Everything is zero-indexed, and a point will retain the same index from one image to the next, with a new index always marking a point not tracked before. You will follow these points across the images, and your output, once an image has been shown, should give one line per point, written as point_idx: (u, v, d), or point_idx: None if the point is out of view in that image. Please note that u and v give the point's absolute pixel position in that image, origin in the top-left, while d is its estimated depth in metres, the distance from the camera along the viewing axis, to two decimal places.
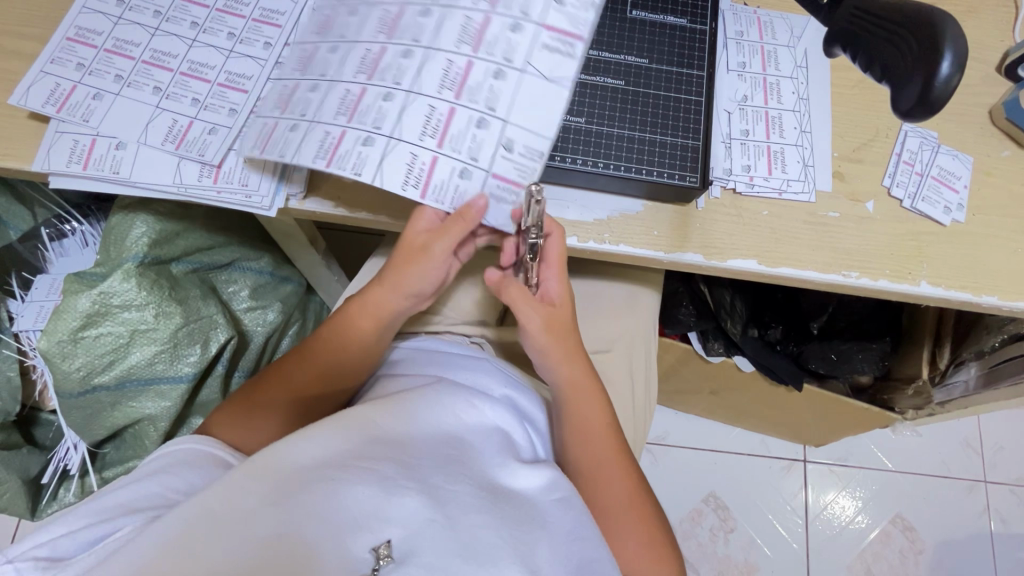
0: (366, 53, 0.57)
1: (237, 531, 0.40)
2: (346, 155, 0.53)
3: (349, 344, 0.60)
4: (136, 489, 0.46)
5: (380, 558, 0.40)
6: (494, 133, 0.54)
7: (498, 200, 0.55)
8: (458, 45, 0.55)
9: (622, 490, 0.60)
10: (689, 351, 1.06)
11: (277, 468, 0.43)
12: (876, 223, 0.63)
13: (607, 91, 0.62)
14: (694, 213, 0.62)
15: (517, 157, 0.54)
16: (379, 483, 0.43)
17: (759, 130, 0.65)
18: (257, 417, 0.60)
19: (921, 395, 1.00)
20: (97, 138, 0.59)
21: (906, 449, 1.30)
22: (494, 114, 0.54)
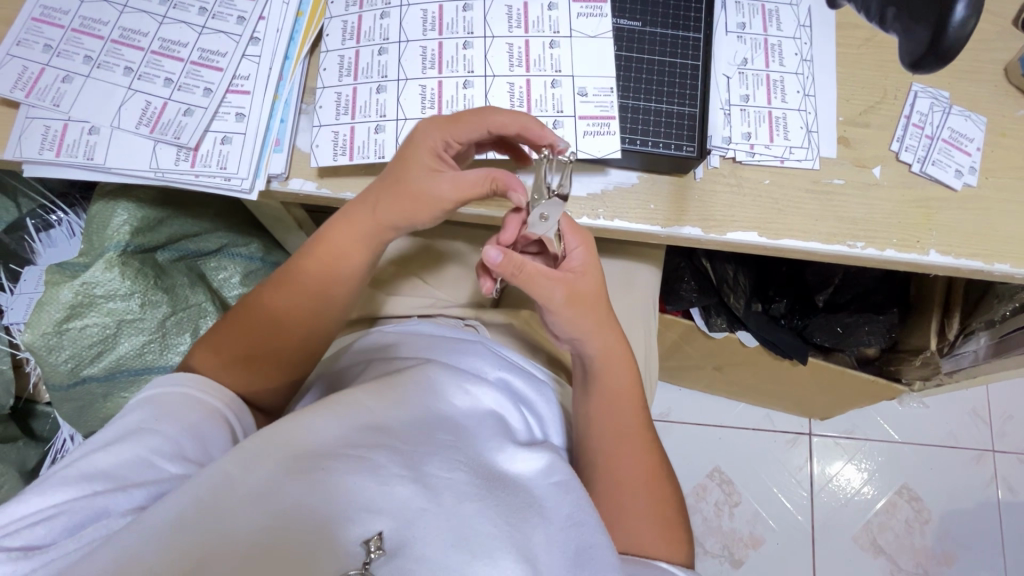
0: (341, 56, 0.59)
1: (224, 521, 0.39)
2: None
3: (326, 280, 0.56)
4: (119, 452, 0.44)
5: (371, 551, 0.38)
6: (568, 87, 0.57)
7: (598, 134, 0.56)
8: (512, 69, 0.57)
9: (646, 467, 0.58)
10: (692, 327, 1.04)
11: (271, 454, 0.42)
12: (883, 190, 0.60)
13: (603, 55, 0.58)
14: (692, 184, 0.59)
15: (594, 98, 0.57)
16: (371, 474, 0.42)
17: (760, 94, 0.62)
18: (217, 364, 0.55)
19: (928, 366, 0.98)
20: (69, 123, 0.57)
21: (912, 421, 1.29)
22: (565, 115, 0.57)
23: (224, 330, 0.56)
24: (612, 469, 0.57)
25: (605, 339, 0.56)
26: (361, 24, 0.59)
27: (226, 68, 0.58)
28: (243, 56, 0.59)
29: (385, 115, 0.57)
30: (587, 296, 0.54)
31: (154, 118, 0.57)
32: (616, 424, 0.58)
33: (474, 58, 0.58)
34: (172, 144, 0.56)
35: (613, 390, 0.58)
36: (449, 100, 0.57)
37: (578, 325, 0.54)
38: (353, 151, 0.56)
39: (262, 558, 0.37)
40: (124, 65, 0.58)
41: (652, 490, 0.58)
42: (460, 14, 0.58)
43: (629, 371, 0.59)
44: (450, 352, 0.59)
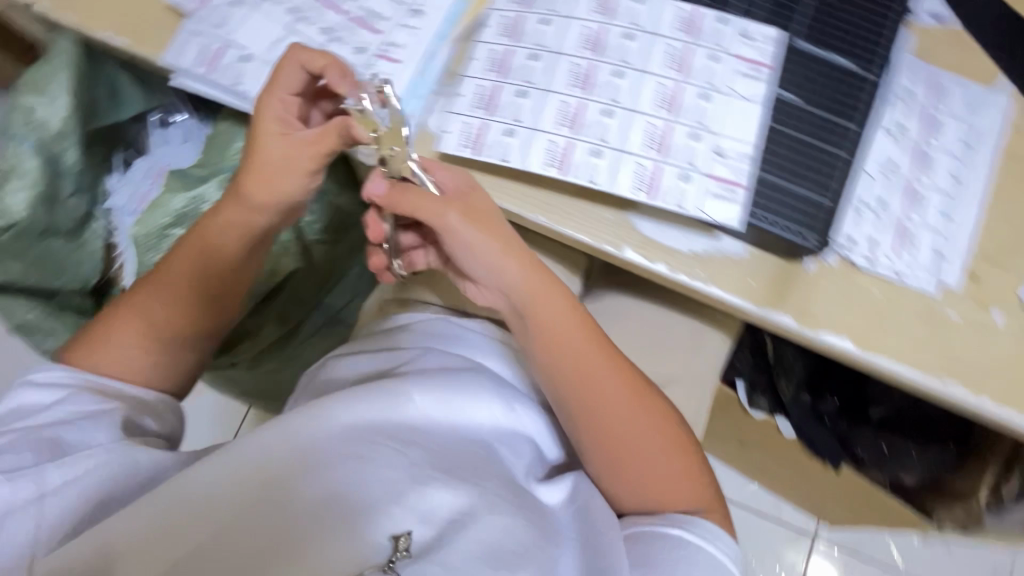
0: (492, 50, 0.59)
1: (264, 490, 0.42)
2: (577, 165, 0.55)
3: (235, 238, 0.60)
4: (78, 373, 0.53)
5: (399, 550, 0.40)
6: (707, 143, 0.56)
7: (723, 198, 0.55)
8: (656, 110, 0.56)
9: (662, 466, 0.54)
10: (733, 399, 1.02)
11: (298, 437, 0.44)
12: (1001, 337, 0.57)
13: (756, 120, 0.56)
14: (801, 274, 0.57)
15: (730, 161, 0.55)
16: (391, 469, 0.43)
17: (897, 202, 0.59)
18: (147, 332, 0.57)
19: (970, 515, 0.92)
20: (225, 46, 0.59)
21: (926, 559, 1.22)
22: (697, 171, 0.55)
23: (149, 311, 0.58)
24: (622, 462, 0.53)
25: (536, 286, 0.51)
26: (520, 24, 0.59)
27: (382, 33, 0.60)
28: (400, 25, 0.60)
29: (519, 120, 0.57)
30: (540, 287, 0.51)
31: None
32: (629, 416, 0.53)
33: (621, 90, 0.57)
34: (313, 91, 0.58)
35: (617, 387, 0.53)
36: (586, 124, 0.56)
37: (504, 266, 0.50)
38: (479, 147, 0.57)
39: (295, 536, 0.40)
40: (292, 6, 0.60)
41: (666, 470, 0.54)
42: (619, 41, 0.58)
43: (590, 339, 0.53)
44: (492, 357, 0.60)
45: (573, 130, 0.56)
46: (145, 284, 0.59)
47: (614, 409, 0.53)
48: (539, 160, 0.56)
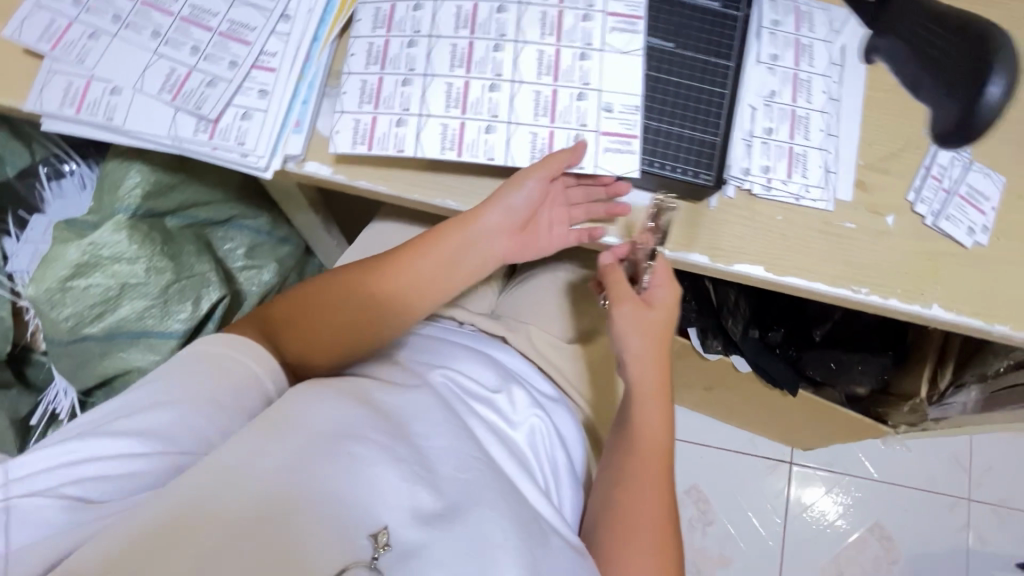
0: (371, 43, 0.58)
1: (362, 499, 0.40)
2: (475, 144, 0.56)
3: (432, 274, 0.58)
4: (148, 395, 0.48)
5: (379, 546, 0.38)
6: (594, 102, 0.57)
7: (619, 151, 0.57)
8: (540, 77, 0.57)
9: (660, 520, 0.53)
10: (687, 347, 1.06)
11: (386, 418, 0.47)
12: (894, 240, 0.61)
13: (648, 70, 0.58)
14: (705, 212, 0.60)
15: (619, 115, 0.57)
16: (473, 461, 0.47)
17: (782, 128, 0.62)
18: (293, 335, 0.56)
19: (916, 413, 1.00)
20: (91, 81, 0.56)
21: (890, 460, 1.41)
22: (587, 130, 0.57)
23: (307, 332, 0.56)
24: (623, 543, 0.51)
25: (643, 368, 0.59)
26: (393, 11, 0.59)
27: (256, 44, 0.58)
28: (272, 33, 0.58)
29: (409, 109, 0.57)
30: (650, 388, 0.58)
31: (176, 85, 0.57)
32: (636, 465, 0.55)
33: (504, 61, 0.57)
34: (193, 113, 0.56)
35: (645, 437, 0.56)
36: (479, 99, 0.57)
37: (631, 347, 0.59)
38: (371, 140, 0.57)
39: (361, 531, 0.39)
40: (152, 28, 0.58)
41: (660, 504, 0.54)
42: (493, 15, 0.58)
43: (661, 410, 0.58)
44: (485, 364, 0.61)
45: (449, 105, 0.57)
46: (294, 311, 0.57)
47: (649, 412, 0.57)
48: (437, 140, 0.56)
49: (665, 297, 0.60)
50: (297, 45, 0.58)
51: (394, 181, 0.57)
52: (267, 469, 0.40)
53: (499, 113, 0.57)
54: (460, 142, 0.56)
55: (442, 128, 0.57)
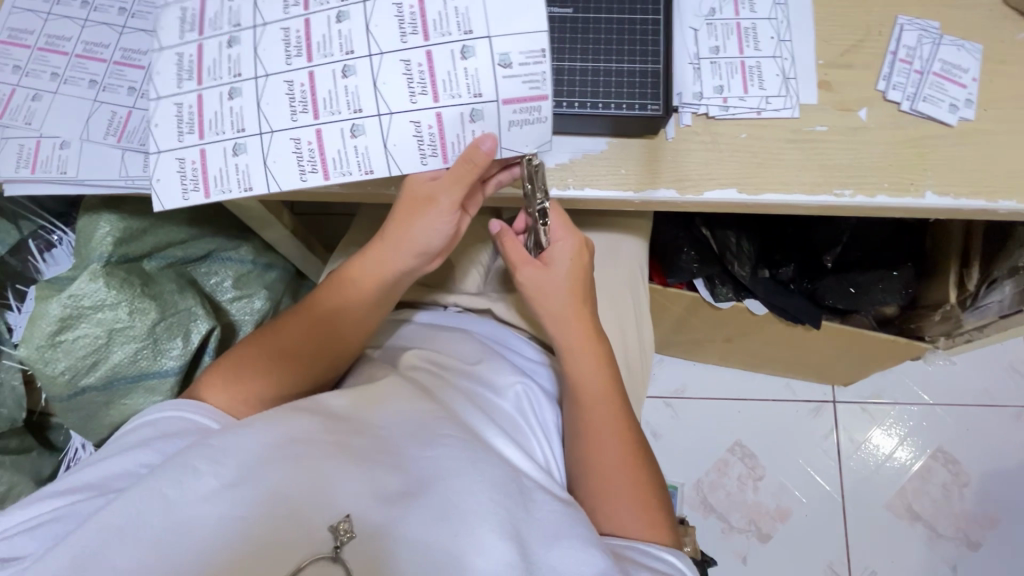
0: (286, 29, 0.54)
1: (323, 494, 0.41)
2: (347, 156, 0.53)
3: (376, 277, 0.58)
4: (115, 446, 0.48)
5: (341, 534, 0.40)
6: (483, 57, 0.51)
7: (526, 121, 0.53)
8: (402, 41, 0.52)
9: (627, 466, 0.56)
10: (696, 299, 1.03)
11: (336, 417, 0.48)
12: (871, 133, 0.57)
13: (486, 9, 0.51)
14: (665, 145, 0.57)
15: (518, 70, 0.51)
16: (439, 436, 0.48)
17: (730, 44, 0.59)
18: (242, 371, 0.55)
19: (949, 320, 0.95)
20: (41, 140, 0.58)
21: (941, 380, 1.33)
22: (483, 100, 0.52)
23: (280, 359, 0.56)
24: (602, 499, 0.54)
25: (570, 330, 0.59)
26: (202, 11, 0.55)
27: None
28: None
29: (242, 128, 0.54)
30: (580, 345, 0.59)
31: (120, 127, 0.58)
32: (591, 423, 0.57)
33: (352, 36, 0.53)
34: (140, 151, 0.57)
35: (590, 396, 0.58)
36: (329, 92, 0.53)
37: (553, 314, 0.59)
38: (207, 182, 0.55)
39: (324, 521, 0.40)
40: (89, 78, 0.59)
41: (624, 450, 0.56)
42: None
43: (596, 362, 0.58)
44: (449, 347, 0.63)
45: (305, 108, 0.54)
46: (246, 351, 0.57)
47: (579, 367, 0.58)
48: (294, 161, 0.54)
49: (566, 249, 0.58)
50: (213, 50, 0.55)
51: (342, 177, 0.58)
52: (227, 481, 0.41)
53: (363, 106, 0.53)
54: (322, 158, 0.54)
55: (295, 144, 0.54)
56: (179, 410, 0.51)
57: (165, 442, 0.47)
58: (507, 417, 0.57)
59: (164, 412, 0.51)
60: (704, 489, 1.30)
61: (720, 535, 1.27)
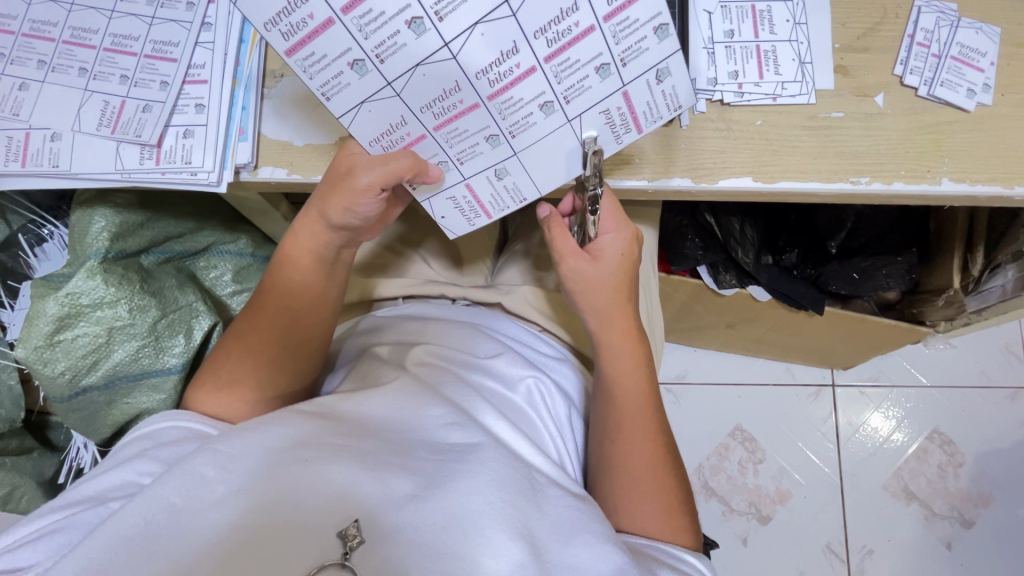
0: None
1: (334, 498, 0.40)
2: (321, 72, 0.45)
3: (316, 252, 0.55)
4: (114, 459, 0.47)
5: (349, 540, 0.38)
6: (532, 90, 0.47)
7: (496, 178, 0.52)
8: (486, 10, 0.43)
9: (654, 467, 0.55)
10: (701, 286, 1.02)
11: (347, 421, 0.47)
12: (887, 120, 0.56)
13: (640, 67, 0.46)
14: (678, 133, 0.56)
15: (540, 129, 0.49)
16: (449, 438, 0.47)
17: (745, 28, 0.58)
18: (224, 379, 0.53)
19: (952, 306, 0.95)
20: (30, 131, 0.55)
21: (939, 363, 1.35)
22: (487, 130, 0.49)
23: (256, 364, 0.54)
24: (625, 496, 0.54)
25: (611, 325, 0.57)
26: None
27: (182, 59, 0.56)
28: (198, 44, 0.56)
29: None
30: (613, 343, 0.57)
31: (113, 117, 0.55)
32: (623, 421, 0.56)
33: None
34: (135, 142, 0.55)
35: (627, 392, 0.57)
36: (355, 69, 0.45)
37: (595, 308, 0.57)
38: (196, 158, 0.55)
39: (333, 526, 0.39)
40: (78, 65, 0.56)
41: (652, 451, 0.56)
42: None
43: (634, 359, 0.58)
44: (458, 343, 0.61)
45: (311, 70, 0.45)
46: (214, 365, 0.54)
47: (620, 368, 0.57)
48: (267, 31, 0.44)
49: (615, 242, 0.56)
50: None
51: None
52: (235, 488, 0.40)
53: (378, 52, 0.44)
54: (302, 41, 0.44)
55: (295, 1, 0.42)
56: (177, 420, 0.50)
57: (168, 450, 0.46)
58: (518, 411, 0.57)
59: (162, 423, 0.49)
60: (705, 473, 1.31)
61: (721, 518, 1.29)
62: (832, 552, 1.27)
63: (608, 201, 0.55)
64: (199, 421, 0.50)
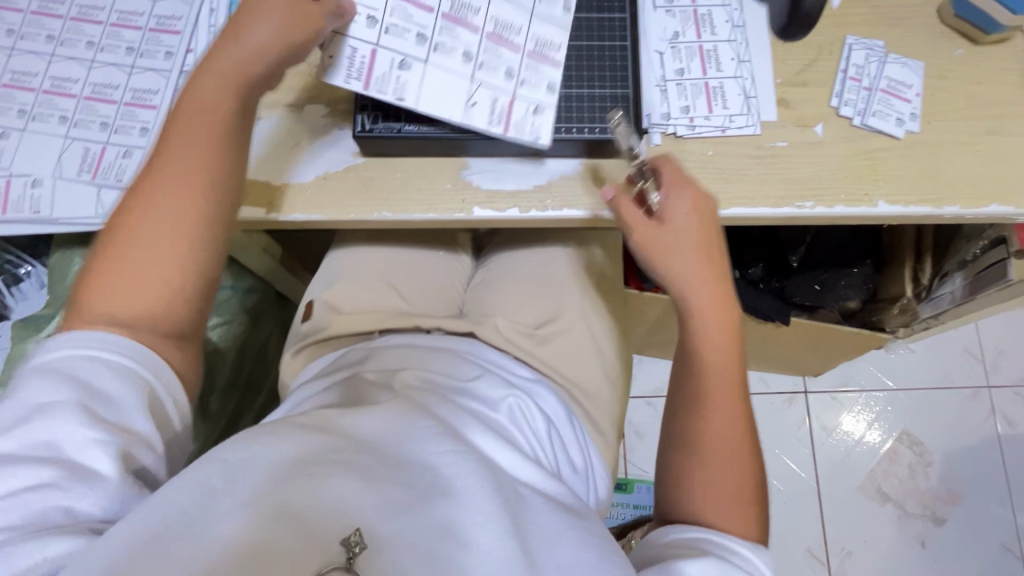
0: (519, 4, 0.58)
1: (334, 508, 0.42)
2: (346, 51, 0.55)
3: (225, 94, 0.51)
4: (20, 405, 0.43)
5: (353, 547, 0.40)
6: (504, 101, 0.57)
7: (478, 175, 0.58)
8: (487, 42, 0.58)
9: (738, 444, 0.55)
10: (673, 302, 1.06)
11: (343, 437, 0.49)
12: (826, 147, 0.61)
13: (596, 110, 0.58)
14: (637, 164, 0.60)
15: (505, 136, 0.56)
16: (442, 450, 0.49)
17: (694, 66, 0.62)
18: (121, 292, 0.48)
19: (907, 312, 1.01)
20: (11, 178, 0.57)
21: (904, 366, 1.40)
22: (461, 127, 0.56)
23: (135, 236, 0.49)
24: (711, 475, 0.54)
25: (699, 295, 0.56)
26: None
27: (161, 106, 0.58)
28: (176, 91, 0.59)
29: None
30: (697, 314, 0.56)
31: (94, 163, 0.57)
32: (700, 397, 0.56)
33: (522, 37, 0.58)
34: (116, 187, 0.57)
35: (715, 365, 0.56)
36: (387, 38, 0.56)
37: (688, 274, 0.56)
38: None
39: (336, 536, 0.41)
40: (59, 114, 0.58)
41: (733, 428, 0.55)
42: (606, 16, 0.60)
43: (727, 327, 0.57)
44: (443, 368, 0.64)
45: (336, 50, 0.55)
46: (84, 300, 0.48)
47: (705, 330, 0.56)
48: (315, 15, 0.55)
49: (684, 211, 0.56)
50: None
51: (325, 205, 0.60)
52: (241, 500, 0.41)
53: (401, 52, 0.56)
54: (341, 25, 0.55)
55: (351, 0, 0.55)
56: (95, 354, 0.46)
57: (95, 406, 0.43)
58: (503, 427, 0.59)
59: (76, 350, 0.45)
60: None
61: None
62: (812, 555, 1.30)
63: (672, 172, 0.57)
64: (126, 358, 0.47)
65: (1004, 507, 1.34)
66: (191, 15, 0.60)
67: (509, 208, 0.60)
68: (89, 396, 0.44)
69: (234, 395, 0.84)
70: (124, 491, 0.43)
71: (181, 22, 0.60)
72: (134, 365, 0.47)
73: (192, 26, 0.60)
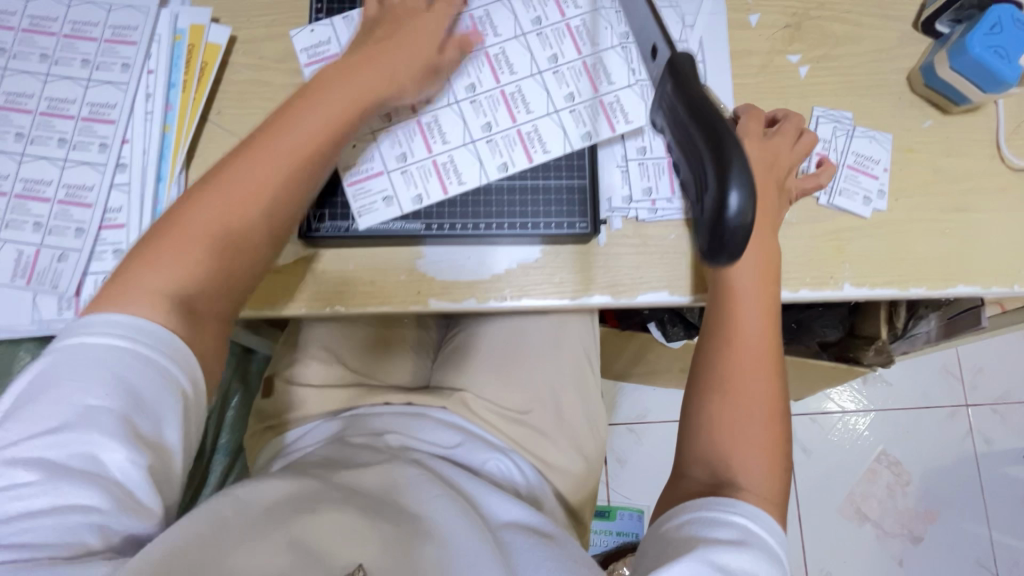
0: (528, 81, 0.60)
1: (336, 539, 0.43)
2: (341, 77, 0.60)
3: (353, 96, 0.52)
4: (49, 405, 0.39)
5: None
6: (451, 162, 0.58)
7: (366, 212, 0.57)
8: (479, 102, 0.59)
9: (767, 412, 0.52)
10: (649, 343, 1.05)
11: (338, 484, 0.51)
12: (792, 228, 0.59)
13: (518, 213, 0.58)
14: (597, 251, 0.59)
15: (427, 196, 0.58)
16: (434, 496, 0.51)
17: (657, 143, 0.60)
18: (171, 271, 0.45)
19: (883, 353, 0.98)
20: None
21: (884, 386, 1.41)
22: (397, 173, 0.58)
23: (185, 227, 0.46)
24: (739, 446, 0.51)
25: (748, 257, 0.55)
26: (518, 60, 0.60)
27: (96, 204, 0.56)
28: (112, 186, 0.56)
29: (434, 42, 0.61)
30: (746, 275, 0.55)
31: (28, 268, 0.54)
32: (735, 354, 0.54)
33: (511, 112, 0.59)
34: (52, 293, 0.54)
35: (744, 327, 0.54)
36: None
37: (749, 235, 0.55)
38: None
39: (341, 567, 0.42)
40: None
41: (766, 392, 0.53)
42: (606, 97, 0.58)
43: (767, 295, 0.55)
44: (426, 432, 0.66)
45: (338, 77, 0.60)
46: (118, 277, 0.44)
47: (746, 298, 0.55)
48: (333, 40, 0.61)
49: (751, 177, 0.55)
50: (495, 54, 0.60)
51: (274, 299, 0.58)
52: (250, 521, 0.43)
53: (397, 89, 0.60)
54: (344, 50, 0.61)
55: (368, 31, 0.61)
56: (136, 348, 0.41)
57: (136, 420, 0.39)
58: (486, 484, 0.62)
59: (115, 341, 0.41)
60: None
61: None
62: None
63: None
64: (167, 359, 0.42)
65: (979, 524, 1.36)
66: (127, 102, 0.57)
67: (466, 299, 0.58)
68: (135, 409, 0.39)
69: (197, 466, 0.84)
70: (147, 521, 0.39)
71: (116, 111, 0.57)
72: (171, 364, 0.42)
73: (128, 115, 0.57)
